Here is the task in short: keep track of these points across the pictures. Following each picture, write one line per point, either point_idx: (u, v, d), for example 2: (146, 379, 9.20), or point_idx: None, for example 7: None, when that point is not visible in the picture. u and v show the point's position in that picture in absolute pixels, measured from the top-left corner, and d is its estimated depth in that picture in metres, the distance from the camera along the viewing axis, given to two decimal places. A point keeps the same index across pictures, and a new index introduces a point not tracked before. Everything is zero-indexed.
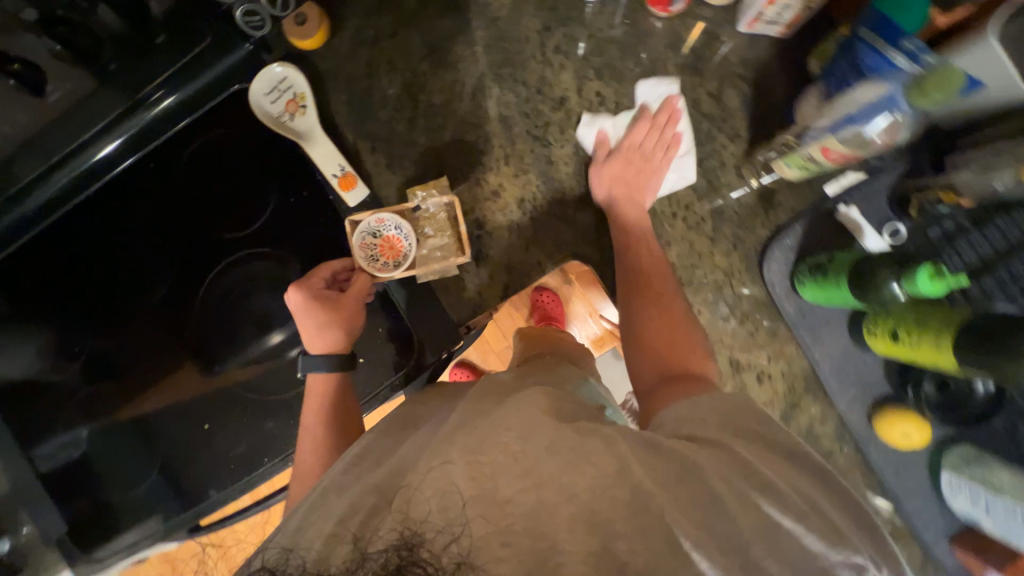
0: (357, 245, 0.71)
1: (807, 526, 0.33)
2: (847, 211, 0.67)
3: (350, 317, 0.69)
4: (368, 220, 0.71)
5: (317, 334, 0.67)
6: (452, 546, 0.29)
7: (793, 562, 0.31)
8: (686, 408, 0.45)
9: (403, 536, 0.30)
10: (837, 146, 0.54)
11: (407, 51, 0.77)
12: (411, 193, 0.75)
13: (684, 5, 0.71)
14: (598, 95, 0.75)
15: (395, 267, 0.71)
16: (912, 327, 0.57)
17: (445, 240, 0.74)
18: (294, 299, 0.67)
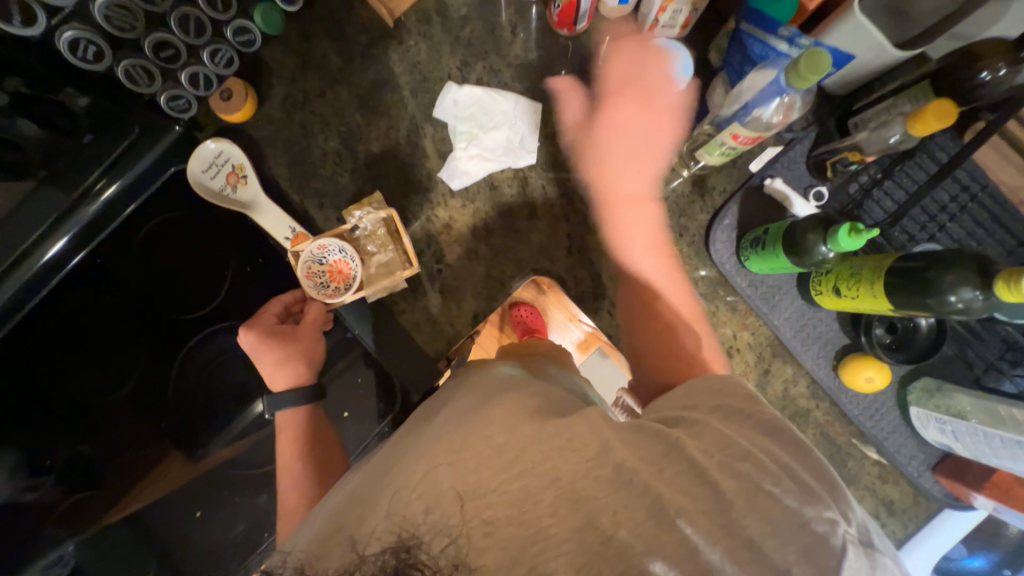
0: (302, 275, 0.71)
1: (785, 493, 0.36)
2: (773, 183, 0.72)
3: (309, 349, 0.70)
4: (309, 248, 0.71)
5: (281, 374, 0.69)
6: (449, 549, 0.34)
7: (781, 528, 0.34)
8: (682, 392, 0.49)
9: (403, 539, 0.35)
10: (745, 131, 0.57)
11: (337, 107, 0.80)
12: (348, 214, 0.76)
13: (587, 24, 0.76)
14: (526, 116, 0.78)
15: (346, 290, 0.72)
16: (849, 281, 0.62)
17: (390, 254, 0.76)
18: (247, 339, 0.69)
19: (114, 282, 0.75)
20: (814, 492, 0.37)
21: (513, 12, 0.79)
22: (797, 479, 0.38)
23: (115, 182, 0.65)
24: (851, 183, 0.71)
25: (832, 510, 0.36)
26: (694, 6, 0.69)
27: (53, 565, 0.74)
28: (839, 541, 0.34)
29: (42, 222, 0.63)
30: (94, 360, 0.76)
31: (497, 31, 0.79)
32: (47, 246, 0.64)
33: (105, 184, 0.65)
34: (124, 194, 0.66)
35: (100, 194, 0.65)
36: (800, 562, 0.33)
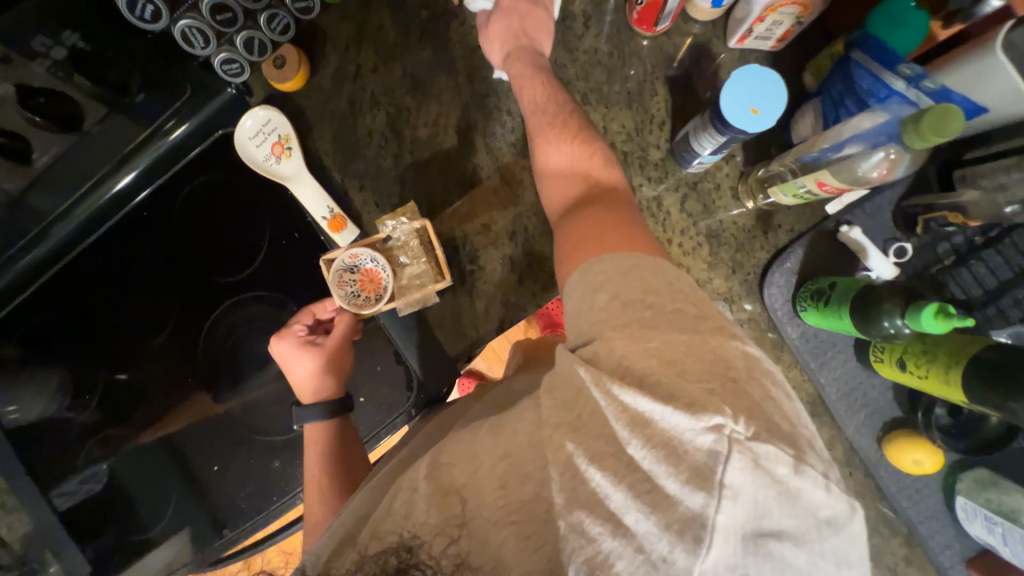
0: (334, 284, 0.71)
1: (674, 407, 0.37)
2: (850, 231, 0.64)
3: (340, 359, 0.70)
4: (342, 258, 0.70)
5: (313, 384, 0.69)
6: (449, 548, 0.38)
7: (683, 466, 0.36)
8: (596, 268, 0.46)
9: (404, 539, 0.39)
10: (833, 179, 0.52)
11: (389, 85, 0.76)
12: (382, 223, 0.74)
13: (670, 24, 0.68)
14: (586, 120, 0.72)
15: (377, 301, 0.72)
16: (918, 359, 0.55)
17: (422, 266, 0.74)
18: (280, 348, 0.70)
19: (160, 237, 0.79)
20: (710, 399, 0.37)
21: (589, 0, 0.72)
22: (692, 388, 0.37)
23: (183, 124, 0.70)
24: (940, 244, 0.63)
25: (717, 416, 0.36)
26: (797, 20, 0.60)
27: (87, 480, 0.80)
28: (724, 447, 0.35)
29: (114, 157, 0.68)
30: (139, 308, 0.82)
31: (568, 20, 0.72)
32: (118, 178, 0.70)
33: (174, 126, 0.70)
34: (190, 135, 0.72)
35: (169, 134, 0.70)
36: (682, 481, 0.35)
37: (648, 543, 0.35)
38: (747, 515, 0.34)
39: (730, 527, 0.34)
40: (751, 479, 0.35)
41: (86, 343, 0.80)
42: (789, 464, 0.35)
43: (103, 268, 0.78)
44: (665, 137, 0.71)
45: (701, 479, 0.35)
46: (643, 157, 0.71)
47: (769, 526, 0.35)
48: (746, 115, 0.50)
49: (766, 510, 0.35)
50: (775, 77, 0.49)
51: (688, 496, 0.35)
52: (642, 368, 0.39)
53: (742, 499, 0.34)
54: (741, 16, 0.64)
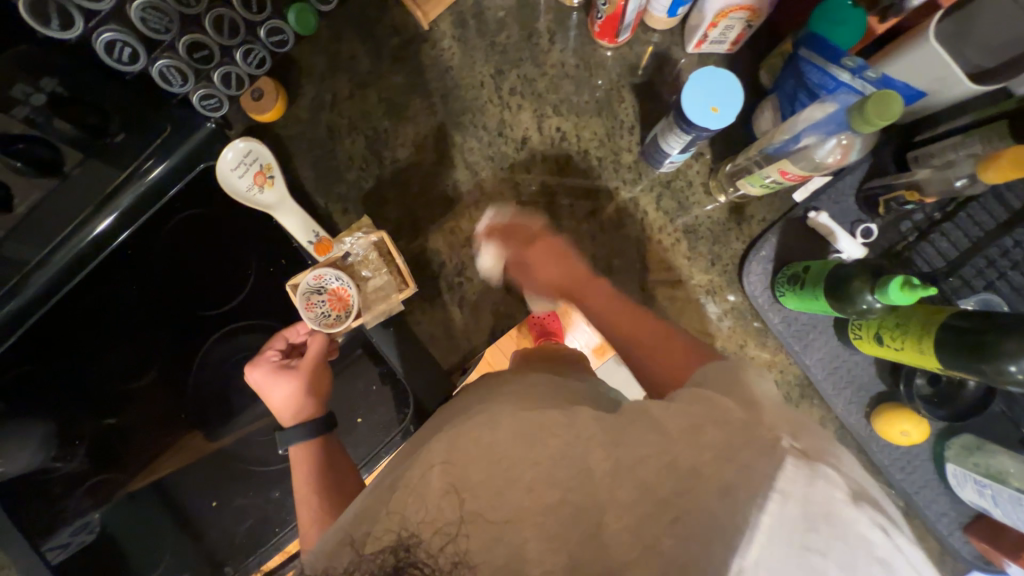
0: (302, 307, 0.71)
1: (735, 427, 0.42)
2: (818, 217, 0.68)
3: (319, 380, 0.69)
4: (307, 281, 0.70)
5: (293, 406, 0.68)
6: (448, 546, 0.38)
7: (745, 470, 0.39)
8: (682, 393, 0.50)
9: (401, 538, 0.38)
10: (794, 167, 0.55)
11: (365, 110, 0.78)
12: (339, 241, 0.75)
13: (630, 34, 0.72)
14: (559, 130, 0.75)
15: (346, 317, 0.72)
16: (892, 331, 0.58)
17: (385, 278, 0.75)
18: (255, 375, 0.69)
19: (141, 275, 0.79)
20: (768, 423, 0.43)
21: (552, 18, 0.75)
22: (748, 416, 0.44)
23: (163, 162, 0.70)
24: (902, 222, 0.67)
25: (777, 436, 0.41)
26: (747, 23, 0.64)
27: (79, 531, 0.78)
28: (780, 454, 0.39)
29: (90, 198, 0.67)
30: (121, 349, 0.80)
31: (534, 38, 0.75)
32: (96, 224, 0.68)
33: (154, 164, 0.69)
34: (169, 173, 0.71)
35: (148, 172, 0.69)
36: (739, 481, 0.38)
37: (686, 548, 0.36)
38: (796, 522, 0.36)
39: (776, 525, 0.36)
40: (804, 486, 0.37)
41: (68, 389, 0.78)
42: (845, 494, 0.38)
43: (82, 312, 0.76)
44: (636, 141, 0.74)
45: (753, 482, 0.38)
46: (617, 162, 0.74)
47: (815, 540, 0.35)
48: (707, 113, 0.53)
49: (815, 522, 0.36)
50: (727, 75, 0.53)
51: (740, 495, 0.37)
52: (702, 399, 0.46)
53: (791, 505, 0.37)
54: (695, 23, 0.67)
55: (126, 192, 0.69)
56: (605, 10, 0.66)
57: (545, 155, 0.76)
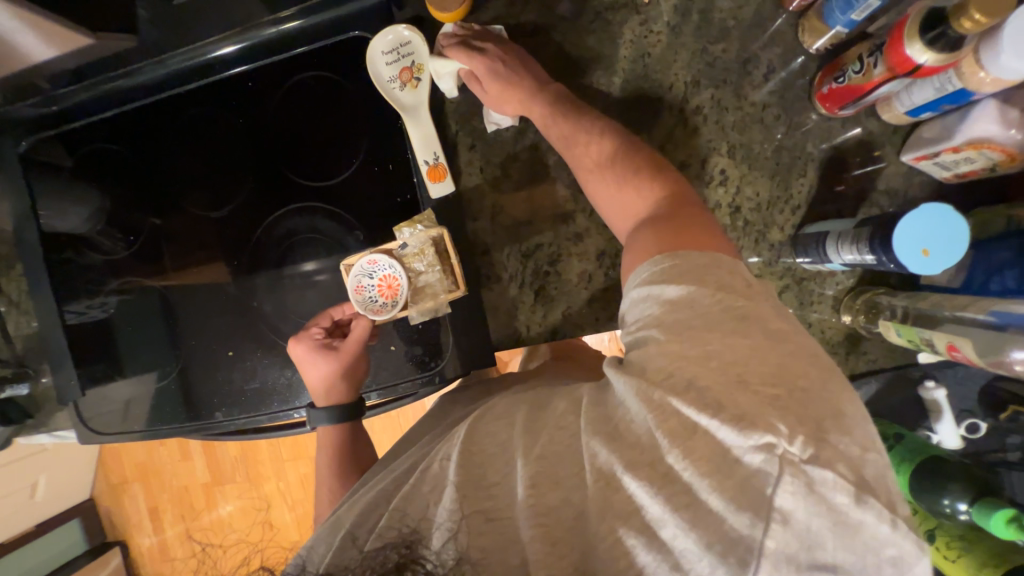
0: (353, 289, 0.73)
1: (720, 419, 0.35)
2: (932, 393, 0.62)
3: (355, 367, 0.71)
4: (361, 263, 0.73)
5: (325, 388, 0.70)
6: (447, 543, 0.39)
7: (745, 499, 0.34)
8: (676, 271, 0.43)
9: (403, 535, 0.41)
10: (969, 349, 0.50)
11: (541, 56, 0.71)
12: (399, 230, 0.73)
13: (854, 112, 0.63)
14: (721, 172, 0.68)
15: (393, 307, 0.71)
16: (949, 540, 0.55)
17: (436, 274, 0.72)
18: (296, 349, 0.71)
19: (246, 113, 0.80)
20: (760, 408, 0.35)
21: (778, 52, 0.66)
22: (752, 396, 0.36)
23: (298, 18, 0.72)
24: (1013, 435, 0.62)
25: (769, 434, 0.34)
26: (992, 166, 0.55)
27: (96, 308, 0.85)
28: (776, 467, 0.34)
29: (224, 25, 0.72)
30: (202, 172, 0.83)
31: (750, 64, 0.67)
32: (221, 46, 0.74)
33: (290, 18, 0.72)
34: (300, 32, 0.73)
35: (281, 23, 0.72)
36: (727, 500, 0.34)
37: (685, 560, 0.35)
38: (796, 551, 0.33)
39: (781, 555, 0.33)
40: (802, 501, 0.33)
41: (149, 177, 0.85)
42: (850, 495, 0.33)
43: (189, 119, 0.82)
44: (793, 223, 0.68)
45: (747, 500, 0.34)
46: (762, 233, 0.68)
47: (823, 558, 0.33)
48: (914, 254, 0.47)
49: (815, 545, 0.33)
50: (959, 225, 0.46)
51: (734, 517, 0.34)
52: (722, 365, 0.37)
53: (793, 524, 0.33)
54: (934, 136, 0.58)
55: (254, 31, 0.72)
56: (852, 79, 0.57)
57: (695, 192, 0.69)
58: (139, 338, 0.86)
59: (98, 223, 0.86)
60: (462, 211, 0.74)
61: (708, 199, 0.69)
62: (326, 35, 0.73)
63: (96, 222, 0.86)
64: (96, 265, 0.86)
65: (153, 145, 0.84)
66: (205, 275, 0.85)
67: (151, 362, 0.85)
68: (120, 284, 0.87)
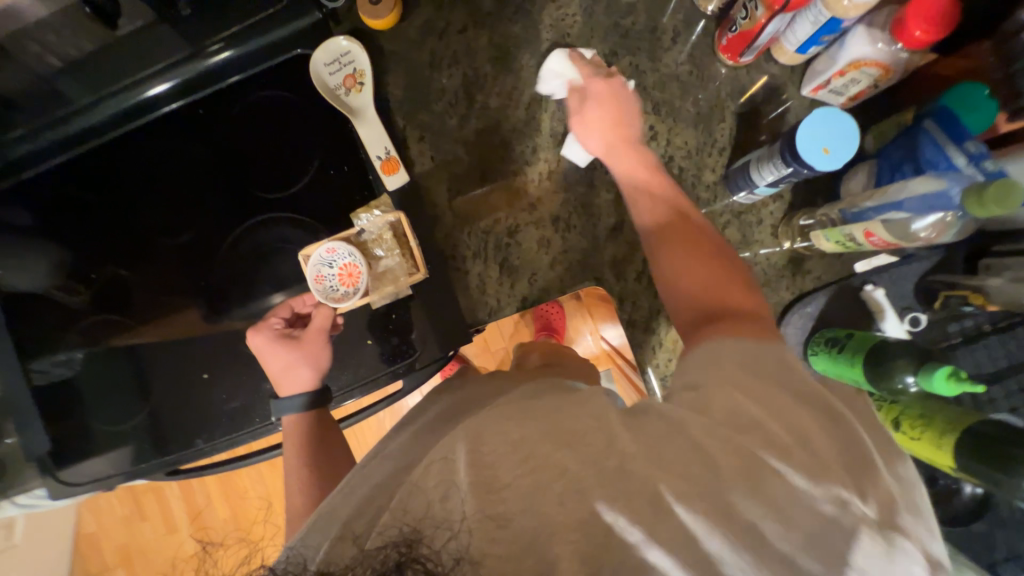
0: (313, 278, 0.73)
1: (795, 466, 0.35)
2: (873, 292, 0.69)
3: (318, 348, 0.70)
4: (319, 252, 0.72)
5: (290, 374, 0.69)
6: (449, 543, 0.32)
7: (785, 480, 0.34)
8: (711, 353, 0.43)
9: (404, 532, 0.33)
10: (882, 233, 0.56)
11: (472, 48, 0.78)
12: (355, 216, 0.75)
13: (753, 58, 0.71)
14: (651, 129, 0.75)
15: (354, 295, 0.72)
16: (913, 421, 0.58)
17: (397, 259, 0.74)
18: (255, 339, 0.70)
19: (202, 141, 0.83)
20: (824, 457, 0.35)
21: (680, 19, 0.75)
22: (770, 422, 0.37)
23: (228, 49, 0.74)
24: (953, 322, 0.67)
25: (843, 489, 0.34)
26: (875, 82, 0.63)
27: (62, 358, 0.83)
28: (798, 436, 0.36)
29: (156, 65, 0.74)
30: (166, 205, 0.85)
31: (658, 32, 0.75)
32: (150, 85, 0.75)
33: (220, 49, 0.74)
34: (233, 62, 0.76)
35: (212, 55, 0.74)
36: (800, 545, 0.32)
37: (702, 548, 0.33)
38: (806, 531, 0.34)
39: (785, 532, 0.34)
40: (807, 489, 0.34)
41: (108, 218, 0.86)
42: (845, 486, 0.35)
43: (142, 155, 0.84)
44: (723, 164, 0.74)
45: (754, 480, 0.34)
46: (698, 178, 0.74)
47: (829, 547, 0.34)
48: (818, 153, 0.53)
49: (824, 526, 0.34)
50: (848, 121, 0.53)
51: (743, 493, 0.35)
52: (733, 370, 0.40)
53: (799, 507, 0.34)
54: (822, 67, 0.66)
55: (187, 65, 0.74)
56: (742, 25, 0.65)
57: None
58: (109, 380, 0.84)
59: (59, 272, 0.85)
60: (420, 199, 0.77)
61: (644, 154, 0.75)
62: (264, 56, 0.76)
63: (58, 271, 0.85)
64: (58, 312, 0.84)
65: (109, 186, 0.85)
66: (178, 302, 0.85)
67: (123, 402, 0.83)
68: (86, 329, 0.85)
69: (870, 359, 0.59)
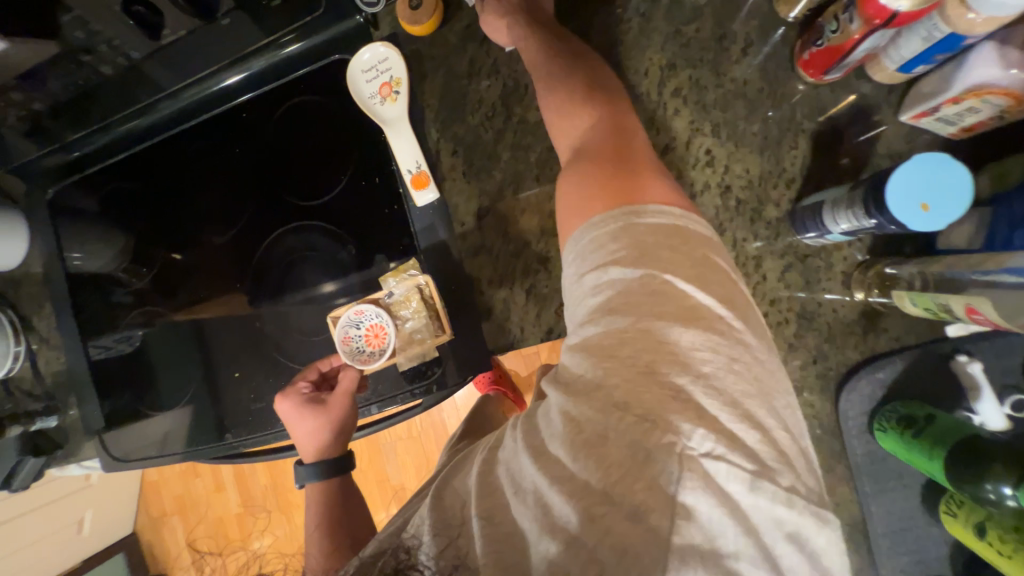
0: (340, 340, 0.73)
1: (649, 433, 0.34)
2: (968, 364, 0.57)
3: (344, 415, 0.69)
4: (347, 314, 0.73)
5: (316, 442, 0.68)
6: (446, 559, 0.36)
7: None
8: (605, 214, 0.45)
9: (401, 542, 0.38)
10: (989, 311, 0.45)
11: (514, 56, 0.72)
12: (385, 281, 0.74)
13: (841, 75, 0.60)
14: (707, 152, 0.66)
15: (379, 356, 0.71)
16: (1004, 533, 0.49)
17: (425, 322, 0.72)
18: (283, 406, 0.70)
19: (246, 138, 0.84)
20: (676, 407, 0.34)
21: (754, 25, 0.65)
22: (656, 389, 0.35)
23: (298, 42, 0.75)
24: None
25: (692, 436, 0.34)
26: (1000, 113, 0.51)
27: (121, 341, 0.89)
28: None
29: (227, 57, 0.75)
30: (213, 200, 0.87)
31: (725, 41, 0.65)
32: (228, 75, 0.78)
33: (291, 41, 0.75)
34: (299, 55, 0.76)
35: (285, 47, 0.75)
36: None
37: None
38: None
39: None
40: None
41: (165, 209, 0.89)
42: None
43: (199, 149, 0.86)
44: (790, 197, 0.64)
45: None
46: (758, 211, 0.65)
47: None
48: (913, 209, 0.43)
49: None
50: (959, 172, 0.43)
51: None
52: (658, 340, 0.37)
53: None
54: (930, 90, 0.55)
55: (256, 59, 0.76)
56: (830, 39, 0.55)
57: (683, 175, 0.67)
58: (156, 367, 0.89)
59: (124, 258, 0.91)
60: (448, 216, 0.74)
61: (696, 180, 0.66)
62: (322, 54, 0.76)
63: (123, 258, 0.91)
64: (122, 295, 0.91)
65: (171, 177, 0.89)
66: (218, 295, 0.87)
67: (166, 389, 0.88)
68: (143, 313, 0.90)
69: (956, 456, 0.50)
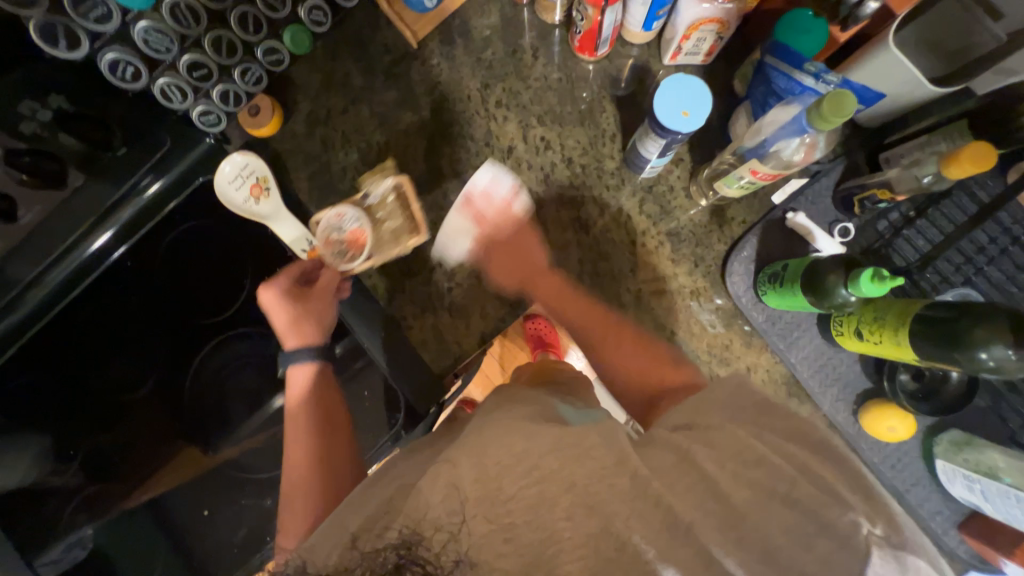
0: (323, 242, 0.74)
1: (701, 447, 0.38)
2: (794, 216, 0.70)
3: (322, 308, 0.71)
4: (328, 216, 0.73)
5: (294, 328, 0.69)
6: (444, 547, 0.34)
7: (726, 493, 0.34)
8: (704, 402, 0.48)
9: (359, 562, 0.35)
10: (764, 167, 0.59)
11: (358, 124, 0.82)
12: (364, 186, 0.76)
13: (609, 48, 0.75)
14: (542, 140, 0.78)
15: (360, 257, 0.73)
16: (871, 327, 0.59)
17: (399, 221, 0.77)
18: (265, 294, 0.70)
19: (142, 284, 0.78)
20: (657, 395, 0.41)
21: (535, 35, 0.79)
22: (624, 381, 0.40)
23: (159, 180, 0.71)
24: (879, 220, 0.69)
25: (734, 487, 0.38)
26: (718, 35, 0.67)
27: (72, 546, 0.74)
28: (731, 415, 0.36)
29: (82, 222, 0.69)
30: (135, 352, 0.80)
31: (518, 54, 0.79)
32: (92, 239, 0.70)
33: (150, 183, 0.71)
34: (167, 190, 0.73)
35: (144, 189, 0.71)
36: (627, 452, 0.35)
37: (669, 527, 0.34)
38: None
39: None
40: None
41: (71, 395, 0.77)
42: None
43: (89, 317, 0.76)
44: (618, 149, 0.77)
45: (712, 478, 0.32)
46: (601, 169, 0.77)
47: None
48: (678, 117, 0.56)
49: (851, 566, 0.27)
50: (696, 84, 0.56)
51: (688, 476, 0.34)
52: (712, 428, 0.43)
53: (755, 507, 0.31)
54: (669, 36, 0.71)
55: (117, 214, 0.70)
56: (582, 26, 0.69)
57: (532, 165, 0.78)
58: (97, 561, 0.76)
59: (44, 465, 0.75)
60: None
61: (545, 162, 0.78)
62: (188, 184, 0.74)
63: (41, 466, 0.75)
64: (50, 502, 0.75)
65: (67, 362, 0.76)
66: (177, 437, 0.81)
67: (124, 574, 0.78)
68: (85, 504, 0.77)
69: (806, 283, 0.61)
